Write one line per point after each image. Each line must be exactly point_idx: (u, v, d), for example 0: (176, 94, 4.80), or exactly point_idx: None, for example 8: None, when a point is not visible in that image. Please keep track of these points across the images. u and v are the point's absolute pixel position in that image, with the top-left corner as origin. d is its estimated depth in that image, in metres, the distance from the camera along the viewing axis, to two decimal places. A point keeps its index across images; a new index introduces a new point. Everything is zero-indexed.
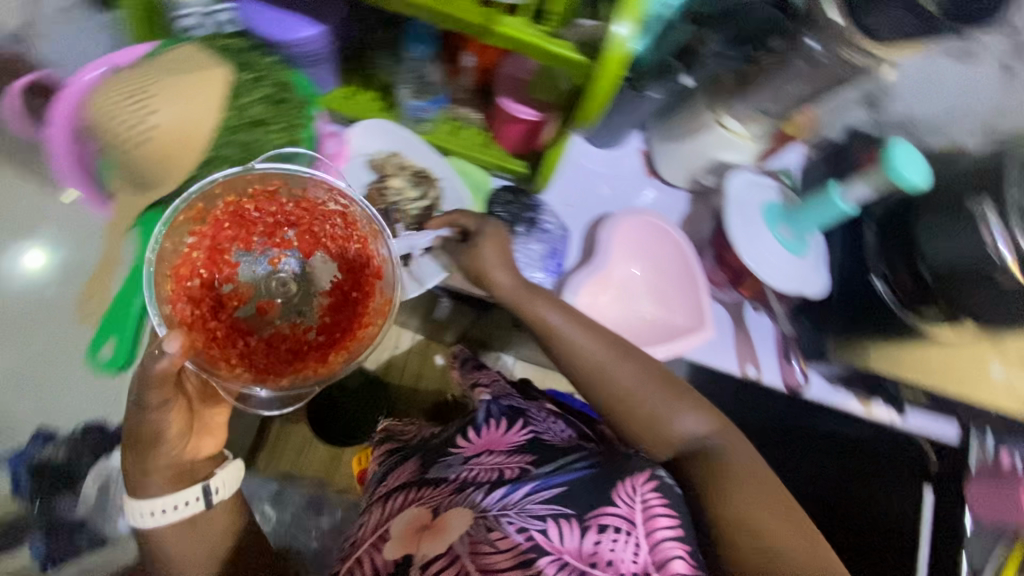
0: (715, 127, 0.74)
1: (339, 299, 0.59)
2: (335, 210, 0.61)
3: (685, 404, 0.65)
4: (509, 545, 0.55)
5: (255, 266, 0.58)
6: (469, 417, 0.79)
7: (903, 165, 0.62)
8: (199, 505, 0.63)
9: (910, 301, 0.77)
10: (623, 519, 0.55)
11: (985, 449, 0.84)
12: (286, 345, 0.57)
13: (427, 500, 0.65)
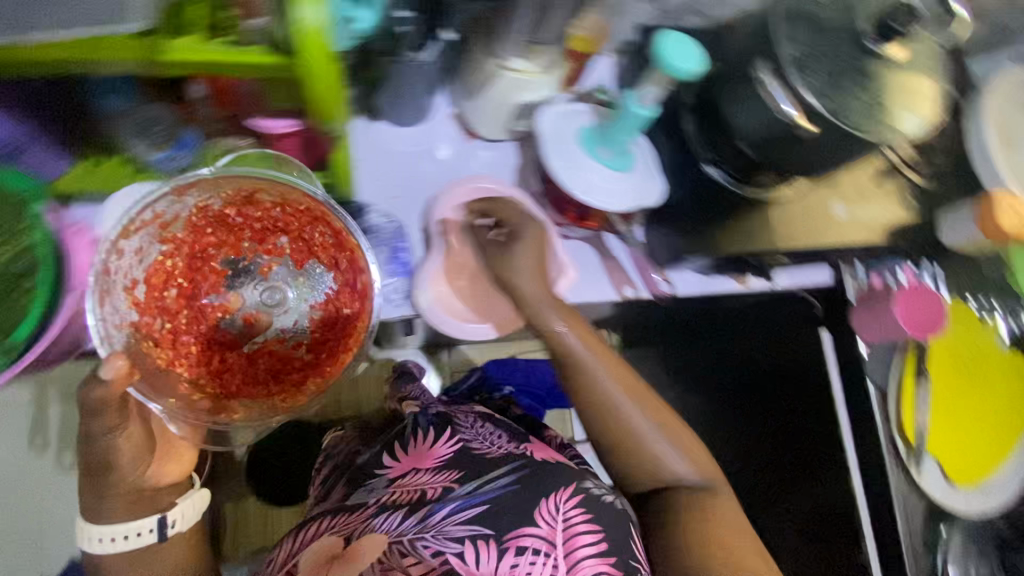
0: (503, 73, 0.70)
1: (330, 314, 0.68)
2: (317, 219, 0.65)
3: (684, 443, 0.65)
4: (424, 569, 0.58)
5: (245, 272, 0.68)
6: (394, 432, 0.77)
7: (671, 56, 0.62)
8: (153, 538, 0.63)
9: (744, 176, 0.78)
10: (543, 540, 0.59)
11: (858, 278, 0.96)
12: (266, 364, 0.66)
13: (341, 528, 0.65)
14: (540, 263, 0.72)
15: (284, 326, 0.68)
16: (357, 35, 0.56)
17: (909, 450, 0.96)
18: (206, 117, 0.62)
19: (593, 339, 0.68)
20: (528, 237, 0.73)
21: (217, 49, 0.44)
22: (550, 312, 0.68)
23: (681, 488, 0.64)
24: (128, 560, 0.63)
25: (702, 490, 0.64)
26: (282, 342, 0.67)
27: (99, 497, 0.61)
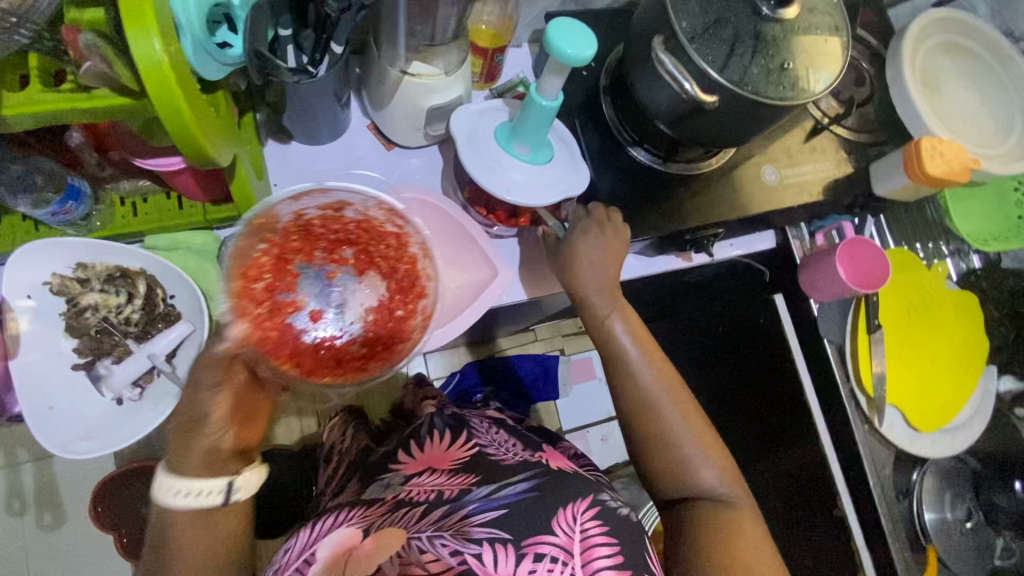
0: (403, 79, 0.69)
1: (386, 322, 0.54)
2: (392, 233, 0.58)
3: (713, 456, 0.69)
4: (442, 566, 0.56)
5: (314, 279, 0.53)
6: (412, 433, 0.80)
7: (558, 39, 0.60)
8: (219, 500, 0.57)
9: (668, 154, 0.80)
10: (560, 549, 0.57)
11: (802, 240, 0.99)
12: (331, 354, 0.52)
13: (360, 521, 0.62)
14: (605, 261, 0.73)
15: (337, 331, 0.52)
16: (232, 62, 0.55)
17: (870, 405, 0.97)
18: (92, 164, 0.61)
19: (644, 338, 0.73)
20: (575, 242, 0.72)
21: (57, 98, 0.42)
22: (601, 305, 0.72)
23: (704, 497, 0.68)
24: (189, 520, 0.57)
25: (724, 503, 0.67)
26: (346, 343, 0.52)
27: (184, 453, 0.56)
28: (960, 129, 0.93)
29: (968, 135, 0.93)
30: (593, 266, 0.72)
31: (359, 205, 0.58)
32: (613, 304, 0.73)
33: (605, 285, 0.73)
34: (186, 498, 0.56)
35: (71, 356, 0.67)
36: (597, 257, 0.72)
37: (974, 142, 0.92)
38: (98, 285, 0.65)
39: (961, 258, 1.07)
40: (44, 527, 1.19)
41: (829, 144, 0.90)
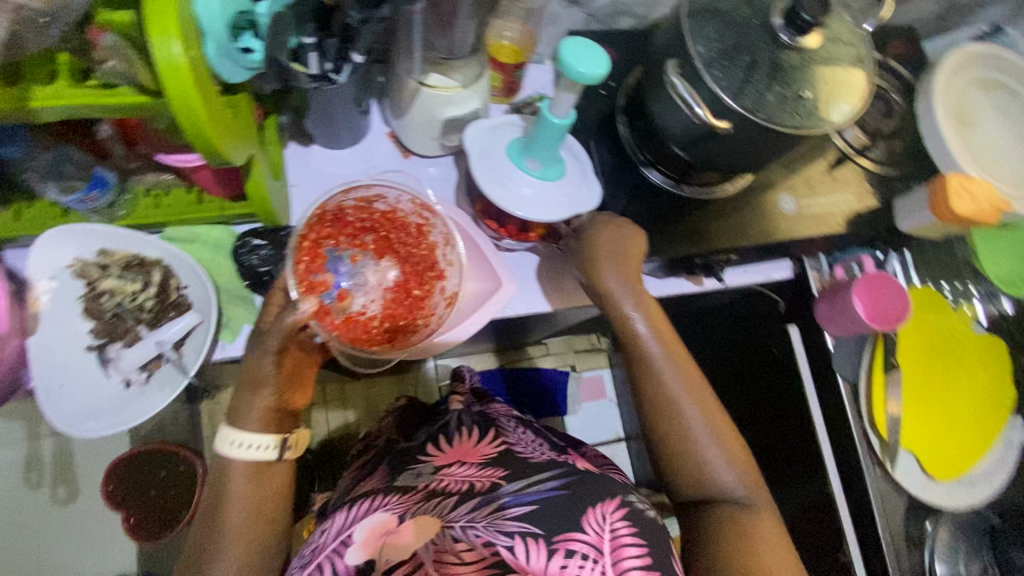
0: (420, 90, 0.70)
1: (403, 297, 0.71)
2: (414, 224, 0.74)
3: (732, 455, 0.68)
4: (475, 557, 0.55)
5: (339, 259, 0.70)
6: (440, 427, 0.78)
7: (577, 63, 0.61)
8: (273, 455, 0.63)
9: (682, 176, 0.78)
10: (590, 546, 0.54)
11: (820, 270, 0.95)
12: (360, 327, 0.69)
13: (396, 506, 0.61)
14: (618, 252, 0.72)
15: (365, 303, 0.70)
16: (253, 67, 0.56)
17: (884, 448, 0.92)
18: (119, 156, 0.64)
19: (666, 331, 0.72)
20: (598, 235, 0.72)
21: (91, 92, 0.44)
22: (624, 297, 0.71)
23: (722, 499, 0.67)
24: (242, 479, 0.61)
25: (740, 504, 0.66)
26: (370, 311, 0.70)
27: (249, 408, 0.62)
28: (995, 166, 0.90)
29: (1002, 174, 0.89)
30: (618, 261, 0.71)
31: (388, 198, 0.73)
32: (634, 295, 0.71)
33: (627, 277, 0.71)
34: (249, 451, 0.61)
35: (86, 338, 0.69)
36: (624, 254, 0.72)
37: (1007, 181, 0.89)
38: (116, 271, 0.69)
39: (994, 301, 1.02)
40: (58, 501, 1.24)
41: (852, 174, 0.87)
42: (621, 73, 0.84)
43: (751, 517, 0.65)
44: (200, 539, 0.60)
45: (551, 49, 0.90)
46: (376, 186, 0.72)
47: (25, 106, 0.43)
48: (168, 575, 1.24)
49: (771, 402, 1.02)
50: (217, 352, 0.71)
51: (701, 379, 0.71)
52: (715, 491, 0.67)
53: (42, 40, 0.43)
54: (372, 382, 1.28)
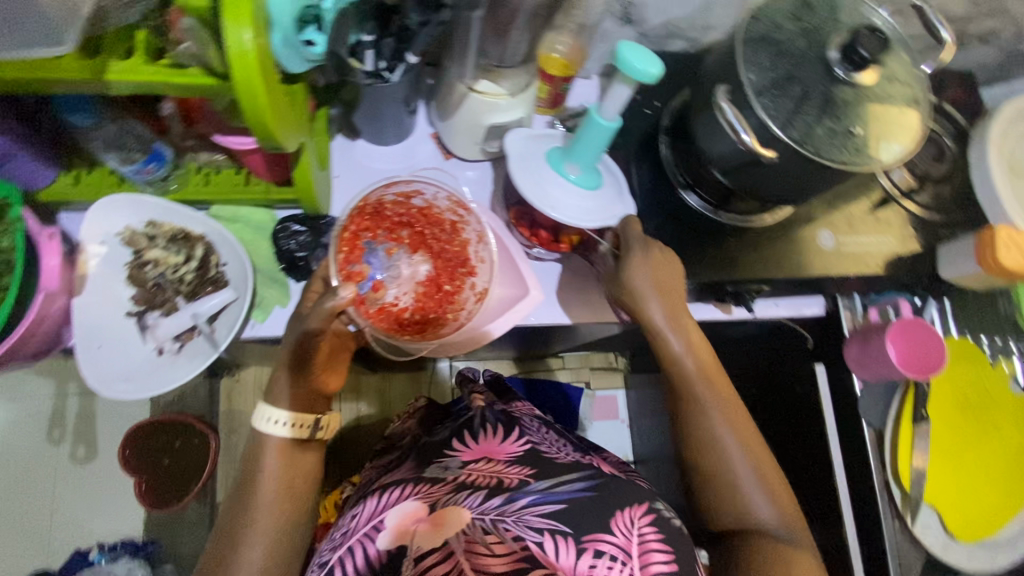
0: (469, 94, 0.71)
1: (433, 291, 0.74)
2: (449, 220, 0.75)
3: (770, 487, 0.68)
4: (505, 550, 0.55)
5: (375, 252, 0.74)
6: (464, 422, 0.78)
7: (628, 59, 0.61)
8: (306, 434, 0.65)
9: (721, 203, 0.78)
10: (618, 549, 0.55)
11: (854, 311, 0.93)
12: (393, 316, 0.72)
13: (426, 495, 0.62)
14: (664, 284, 0.72)
15: (396, 294, 0.74)
16: (314, 59, 0.58)
17: (905, 500, 0.89)
18: (177, 134, 0.67)
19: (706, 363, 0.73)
20: (635, 266, 0.71)
21: (154, 70, 0.46)
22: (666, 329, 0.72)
23: (762, 532, 0.65)
24: (273, 457, 0.64)
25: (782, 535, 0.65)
26: (403, 302, 0.73)
27: (286, 389, 0.64)
28: None
29: None
30: (665, 291, 0.72)
31: (425, 194, 0.74)
32: (678, 327, 0.72)
33: (672, 310, 0.72)
34: (285, 429, 0.64)
35: (127, 304, 0.72)
36: (670, 285, 0.73)
37: None
38: (162, 242, 0.72)
39: None
40: (79, 459, 1.28)
41: (895, 216, 0.85)
42: (668, 94, 0.84)
43: (791, 551, 0.64)
44: (234, 512, 0.63)
45: (600, 66, 0.90)
46: (415, 182, 0.73)
47: (100, 78, 0.45)
48: (173, 544, 1.27)
49: (794, 440, 0.98)
50: (247, 330, 0.73)
51: (741, 413, 0.71)
52: (752, 521, 0.66)
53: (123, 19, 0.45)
54: (387, 376, 1.29)
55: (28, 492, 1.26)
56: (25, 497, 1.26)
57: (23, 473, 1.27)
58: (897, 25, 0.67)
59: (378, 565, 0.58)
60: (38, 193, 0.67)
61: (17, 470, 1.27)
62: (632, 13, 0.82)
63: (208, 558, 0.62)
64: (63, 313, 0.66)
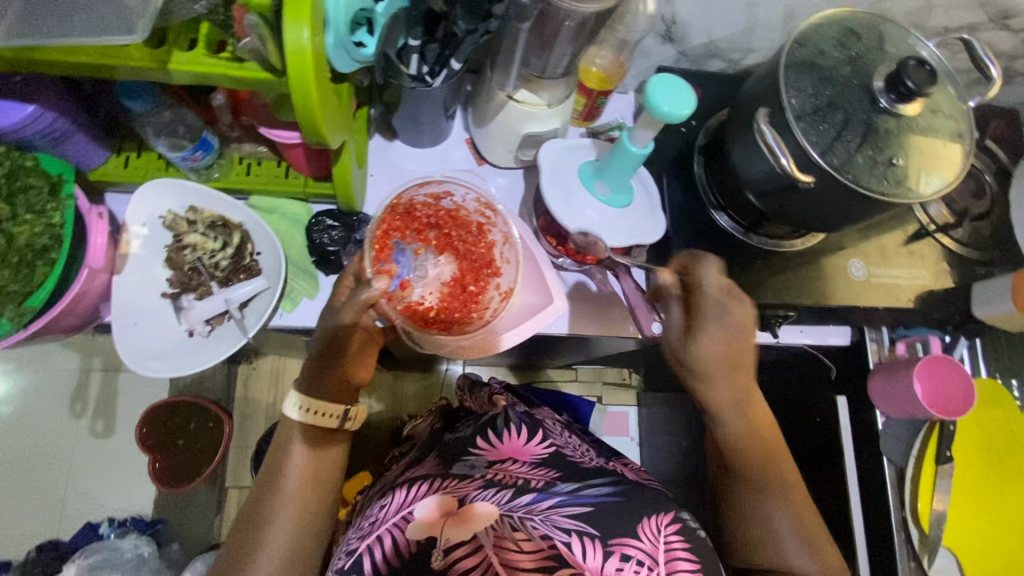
0: (508, 103, 0.73)
1: (458, 292, 0.74)
2: (475, 222, 0.76)
3: (815, 543, 0.63)
4: (533, 547, 0.55)
5: (404, 252, 0.73)
6: (488, 420, 0.77)
7: (660, 99, 0.61)
8: (335, 423, 0.66)
9: (752, 225, 0.77)
10: (645, 554, 0.57)
11: (881, 343, 0.90)
12: (417, 315, 0.71)
13: (454, 489, 0.64)
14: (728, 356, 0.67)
15: (422, 292, 0.73)
16: (362, 60, 0.59)
17: (924, 542, 0.86)
18: (226, 124, 0.71)
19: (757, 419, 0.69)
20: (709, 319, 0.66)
21: (215, 63, 0.48)
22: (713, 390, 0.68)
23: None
24: (295, 444, 0.65)
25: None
26: (428, 302, 0.72)
27: (319, 378, 0.65)
28: None
29: None
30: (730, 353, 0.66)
31: (454, 196, 0.75)
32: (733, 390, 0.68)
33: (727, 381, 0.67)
34: (314, 418, 0.64)
35: (163, 286, 0.75)
36: (739, 346, 0.66)
37: None
38: (201, 228, 0.74)
39: None
40: (99, 433, 1.32)
41: (930, 251, 0.84)
42: (704, 114, 0.85)
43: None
44: (258, 499, 0.65)
45: (636, 82, 0.92)
46: (446, 185, 0.74)
47: (164, 66, 0.47)
48: (181, 523, 1.29)
49: (811, 471, 0.96)
50: (275, 319, 0.74)
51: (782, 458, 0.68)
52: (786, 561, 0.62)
53: (190, 12, 0.47)
54: (400, 375, 1.30)
55: (48, 461, 1.30)
56: (44, 466, 1.30)
57: (45, 442, 1.31)
58: (944, 58, 0.67)
59: (406, 553, 0.58)
60: (88, 172, 0.69)
61: (39, 438, 1.31)
62: (674, 32, 0.82)
63: (233, 541, 0.63)
64: (103, 290, 0.68)
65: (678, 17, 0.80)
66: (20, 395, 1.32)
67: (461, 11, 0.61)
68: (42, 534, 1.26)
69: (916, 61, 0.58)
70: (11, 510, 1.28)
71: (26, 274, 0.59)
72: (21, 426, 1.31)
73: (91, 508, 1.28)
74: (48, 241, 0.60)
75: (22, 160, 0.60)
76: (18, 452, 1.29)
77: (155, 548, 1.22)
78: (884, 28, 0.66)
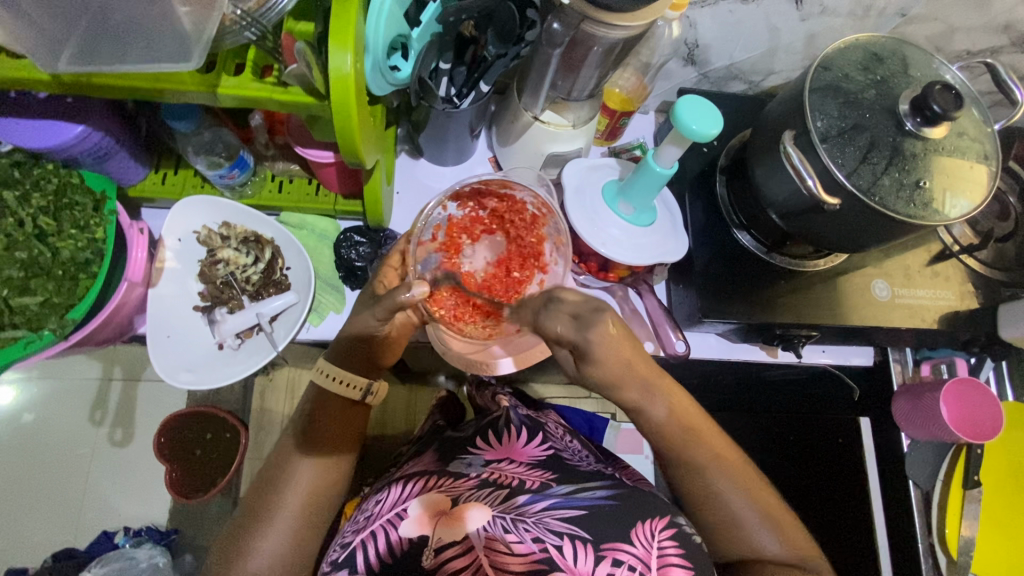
0: (534, 124, 0.74)
1: (502, 275, 0.69)
2: (530, 214, 0.72)
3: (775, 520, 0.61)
4: (525, 551, 0.58)
5: (448, 223, 0.71)
6: (489, 422, 0.84)
7: (688, 116, 0.62)
8: (357, 396, 0.66)
9: (774, 245, 0.77)
10: (638, 560, 0.58)
11: (904, 364, 0.90)
12: (459, 294, 0.67)
13: (448, 489, 0.66)
14: (628, 361, 0.58)
15: (469, 264, 0.70)
16: (396, 84, 0.61)
17: (951, 569, 0.84)
18: (261, 143, 0.74)
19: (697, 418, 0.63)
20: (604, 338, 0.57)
21: (261, 87, 0.50)
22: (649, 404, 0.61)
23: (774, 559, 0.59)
24: (294, 440, 0.67)
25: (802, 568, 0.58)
26: (470, 280, 0.68)
27: (348, 353, 0.66)
28: None
29: None
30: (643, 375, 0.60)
31: (516, 192, 0.71)
32: (653, 396, 0.61)
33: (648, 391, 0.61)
34: (335, 384, 0.66)
35: (196, 299, 0.76)
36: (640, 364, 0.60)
37: None
38: (234, 243, 0.76)
39: None
40: (118, 442, 1.34)
41: (954, 272, 0.83)
42: (727, 134, 0.86)
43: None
44: (261, 490, 0.66)
45: (657, 102, 0.93)
46: (489, 182, 0.70)
47: (212, 90, 0.49)
48: (197, 533, 1.29)
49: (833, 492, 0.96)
50: (302, 332, 0.75)
51: (712, 438, 0.64)
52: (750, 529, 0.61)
53: (239, 39, 0.48)
54: (415, 390, 1.30)
55: (67, 469, 1.32)
56: (62, 474, 1.31)
57: (65, 449, 1.33)
58: (968, 82, 0.67)
59: (398, 551, 0.61)
60: (127, 189, 0.72)
61: (60, 446, 1.33)
62: (696, 55, 0.84)
63: (242, 515, 0.65)
64: (139, 302, 0.70)
65: (700, 40, 0.81)
66: (42, 402, 1.35)
67: (493, 36, 0.64)
68: (60, 542, 1.27)
69: (942, 86, 0.59)
70: (31, 518, 1.29)
71: (69, 287, 0.61)
72: (42, 434, 1.33)
73: (110, 516, 1.29)
74: (90, 256, 0.62)
75: (69, 177, 0.63)
76: (39, 459, 1.32)
77: (170, 558, 1.23)
78: (906, 52, 0.67)
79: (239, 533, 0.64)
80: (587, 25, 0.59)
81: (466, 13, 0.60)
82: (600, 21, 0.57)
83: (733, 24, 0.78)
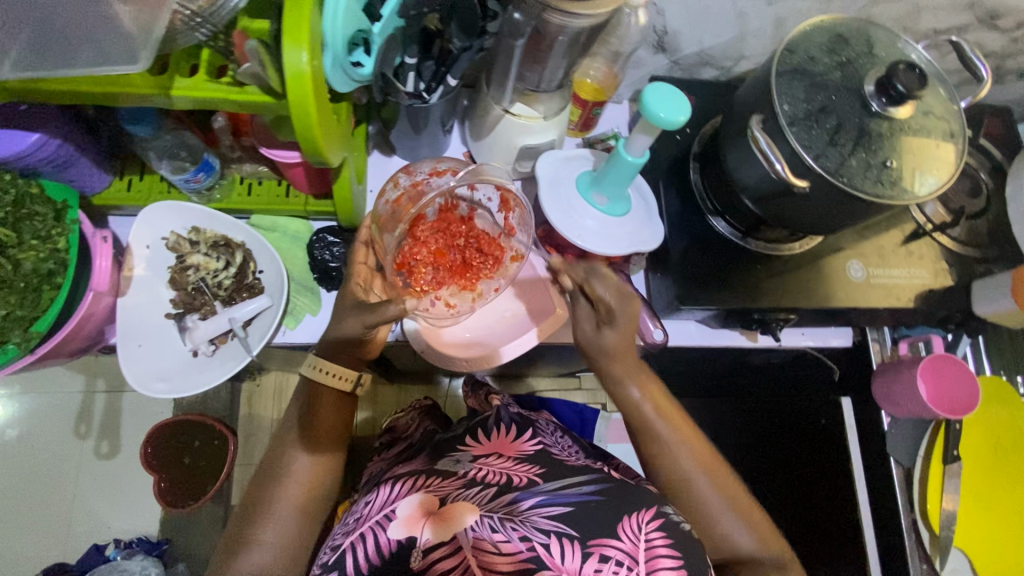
0: (504, 117, 0.74)
1: (461, 242, 0.73)
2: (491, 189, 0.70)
3: (748, 516, 0.66)
4: (512, 550, 0.57)
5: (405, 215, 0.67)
6: (479, 422, 0.84)
7: (655, 105, 0.62)
8: (348, 387, 0.66)
9: (750, 230, 0.78)
10: (625, 554, 0.57)
11: (882, 343, 0.90)
12: (441, 264, 0.72)
13: (435, 489, 0.66)
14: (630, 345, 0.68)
15: (429, 220, 0.71)
16: (359, 79, 0.60)
17: (935, 543, 0.86)
18: (227, 146, 0.72)
19: (676, 414, 0.69)
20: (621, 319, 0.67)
21: (217, 88, 0.49)
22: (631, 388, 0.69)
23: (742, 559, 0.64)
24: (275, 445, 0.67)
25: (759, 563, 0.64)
26: (432, 254, 0.71)
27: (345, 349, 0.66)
28: None
29: None
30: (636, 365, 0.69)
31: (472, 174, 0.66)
32: (631, 374, 0.69)
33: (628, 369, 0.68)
34: (325, 377, 0.65)
35: (167, 306, 0.75)
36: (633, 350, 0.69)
37: None
38: (203, 248, 0.75)
39: None
40: (104, 454, 1.32)
41: (929, 250, 0.84)
42: (699, 121, 0.86)
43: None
44: (248, 495, 0.66)
45: (630, 91, 0.93)
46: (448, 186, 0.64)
47: (165, 92, 0.48)
48: (188, 542, 1.28)
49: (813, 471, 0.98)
50: (278, 336, 0.75)
51: (688, 427, 0.69)
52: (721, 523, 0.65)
53: (191, 39, 0.47)
54: (402, 389, 1.29)
55: (53, 482, 1.30)
56: (49, 488, 1.30)
57: (50, 463, 1.31)
58: (933, 60, 0.68)
59: (387, 553, 0.61)
60: (92, 198, 0.71)
61: (45, 461, 1.31)
62: (666, 41, 0.83)
63: (230, 536, 0.63)
64: (108, 313, 0.68)
65: (671, 28, 0.81)
66: (25, 418, 1.32)
67: (456, 28, 0.60)
68: (50, 557, 1.26)
69: (904, 66, 0.59)
70: (18, 535, 1.27)
71: (32, 299, 0.60)
72: (26, 449, 1.31)
73: (99, 529, 1.28)
74: (53, 266, 0.61)
75: (27, 187, 0.61)
76: (25, 474, 1.30)
77: (161, 568, 1.22)
78: (871, 32, 0.67)
79: (226, 541, 0.63)
80: (549, 15, 0.58)
81: (425, 5, 0.59)
82: (561, 9, 0.57)
83: (701, 11, 0.78)
